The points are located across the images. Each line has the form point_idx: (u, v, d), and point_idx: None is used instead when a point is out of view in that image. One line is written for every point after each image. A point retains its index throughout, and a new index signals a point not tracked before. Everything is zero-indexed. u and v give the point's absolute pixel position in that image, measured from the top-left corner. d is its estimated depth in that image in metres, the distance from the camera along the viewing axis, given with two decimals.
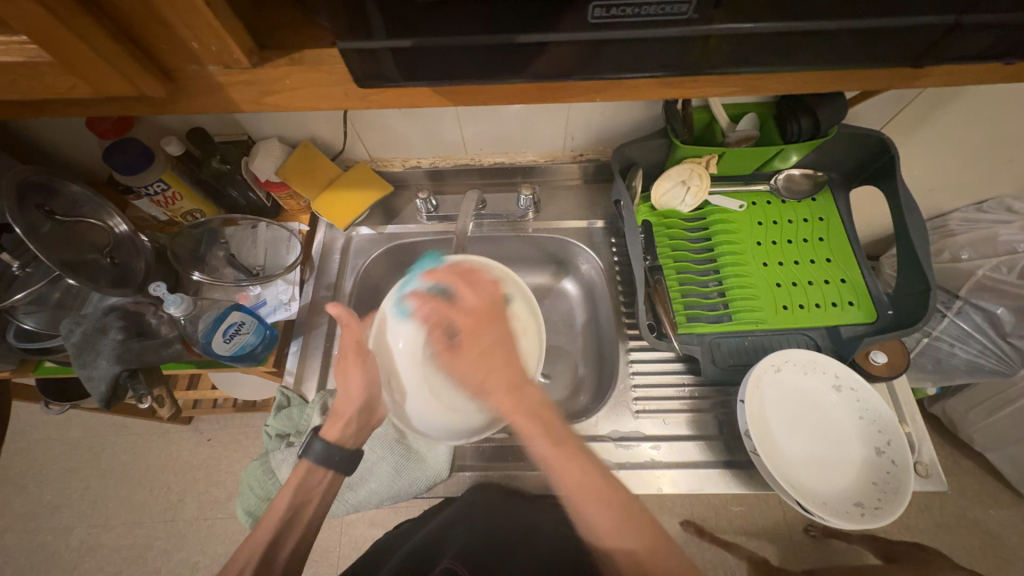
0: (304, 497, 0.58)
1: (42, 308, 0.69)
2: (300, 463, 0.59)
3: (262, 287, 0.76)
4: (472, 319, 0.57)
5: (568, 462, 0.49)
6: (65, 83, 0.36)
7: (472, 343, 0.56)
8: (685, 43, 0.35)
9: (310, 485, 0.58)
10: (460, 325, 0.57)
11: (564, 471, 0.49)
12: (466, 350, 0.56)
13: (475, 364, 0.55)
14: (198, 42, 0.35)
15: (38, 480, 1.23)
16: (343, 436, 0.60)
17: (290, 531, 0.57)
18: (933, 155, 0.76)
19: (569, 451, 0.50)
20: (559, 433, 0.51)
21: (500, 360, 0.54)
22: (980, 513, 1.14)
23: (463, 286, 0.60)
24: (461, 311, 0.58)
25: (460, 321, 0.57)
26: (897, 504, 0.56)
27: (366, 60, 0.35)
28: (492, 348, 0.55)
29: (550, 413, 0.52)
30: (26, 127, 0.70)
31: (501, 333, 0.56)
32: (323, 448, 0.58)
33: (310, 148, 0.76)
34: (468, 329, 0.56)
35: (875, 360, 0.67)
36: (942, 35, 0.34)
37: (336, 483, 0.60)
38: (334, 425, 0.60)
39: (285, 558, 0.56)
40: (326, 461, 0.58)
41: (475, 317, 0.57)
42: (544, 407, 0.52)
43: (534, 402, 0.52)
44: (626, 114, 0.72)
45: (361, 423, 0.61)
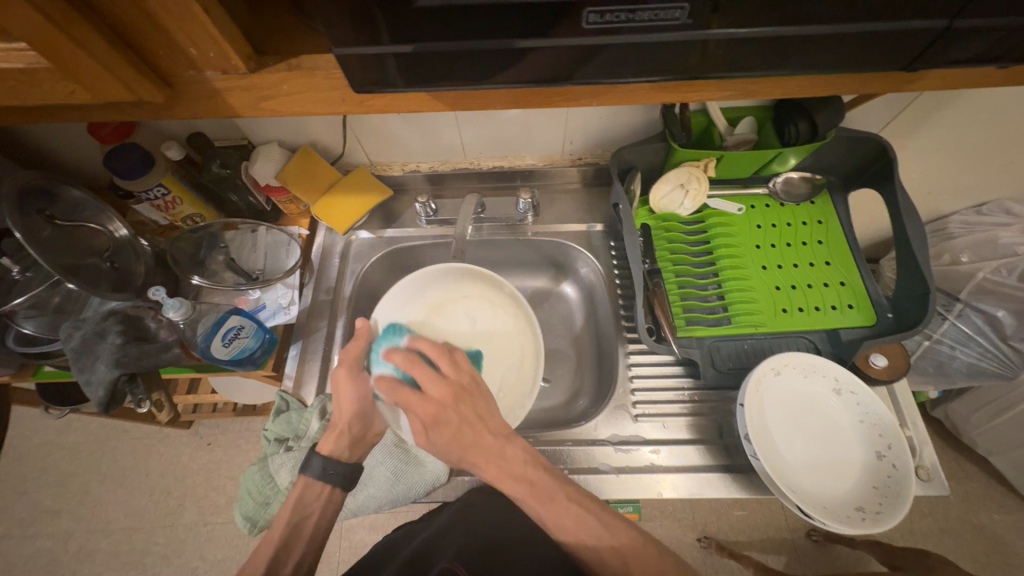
0: (304, 512, 0.57)
1: (42, 313, 0.69)
2: (298, 478, 0.58)
3: (262, 291, 0.76)
4: (435, 407, 0.53)
5: (560, 507, 0.51)
6: (64, 89, 0.36)
7: (442, 427, 0.53)
8: (680, 48, 0.35)
9: (308, 501, 0.58)
10: (425, 415, 0.53)
11: (560, 523, 0.50)
12: (437, 434, 0.53)
13: (450, 448, 0.53)
14: (196, 48, 0.35)
15: (38, 485, 1.23)
16: (338, 449, 0.59)
17: (290, 547, 0.56)
18: (932, 158, 0.76)
19: (567, 510, 0.50)
20: (550, 494, 0.51)
21: (475, 438, 0.52)
22: (983, 517, 1.13)
23: (422, 371, 0.55)
24: (424, 401, 0.53)
25: (424, 411, 0.53)
26: (898, 508, 0.56)
27: (365, 66, 0.35)
28: (464, 424, 0.53)
29: (537, 480, 0.52)
30: (27, 132, 0.70)
31: (472, 407, 0.54)
32: (320, 463, 0.58)
33: (309, 152, 0.76)
34: (434, 418, 0.53)
35: (875, 363, 0.67)
36: (938, 39, 0.34)
37: (335, 498, 0.60)
38: (329, 439, 0.59)
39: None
40: (324, 476, 0.58)
41: (438, 403, 0.53)
42: (528, 465, 0.52)
43: (519, 467, 0.52)
44: (624, 118, 0.72)
45: (355, 438, 0.60)
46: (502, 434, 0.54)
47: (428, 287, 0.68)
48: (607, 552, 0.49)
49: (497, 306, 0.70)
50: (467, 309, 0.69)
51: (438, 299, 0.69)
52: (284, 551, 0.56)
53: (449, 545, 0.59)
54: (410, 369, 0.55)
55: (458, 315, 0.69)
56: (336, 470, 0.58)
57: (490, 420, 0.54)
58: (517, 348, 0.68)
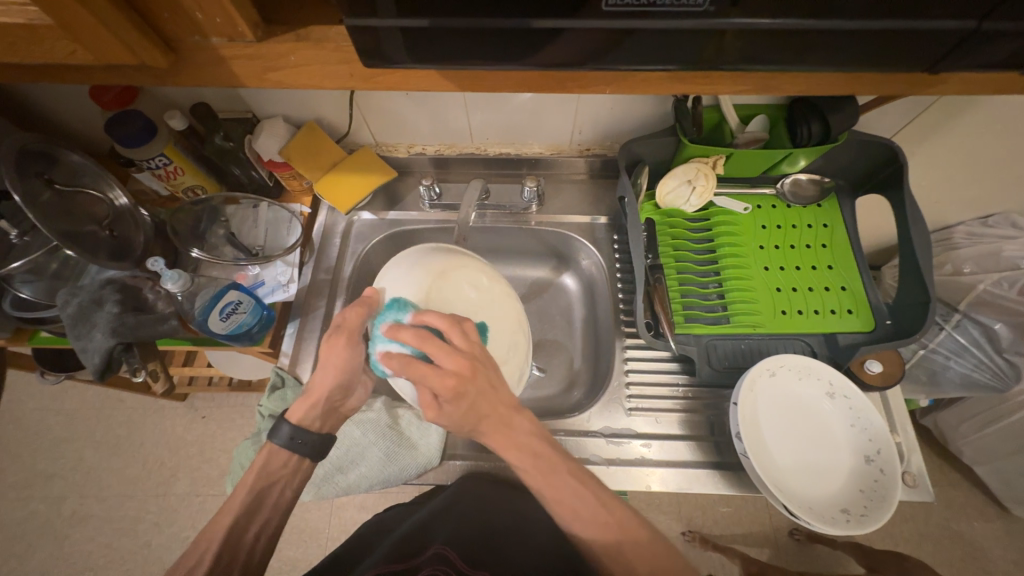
0: (270, 481, 0.57)
1: (39, 278, 0.68)
2: (264, 445, 0.58)
3: (262, 267, 0.76)
4: (457, 382, 0.46)
5: (562, 482, 0.51)
6: (65, 49, 0.35)
7: (460, 400, 0.47)
8: (699, 37, 0.34)
9: (272, 470, 0.57)
10: (441, 387, 0.46)
11: (563, 504, 0.50)
12: (453, 406, 0.47)
13: (463, 418, 0.47)
14: (202, 13, 0.35)
15: (32, 449, 1.24)
16: (307, 418, 0.58)
17: (250, 518, 0.55)
18: (942, 166, 0.76)
19: (566, 485, 0.51)
20: (557, 469, 0.51)
21: (490, 407, 0.48)
22: (965, 525, 1.15)
23: (434, 347, 0.47)
24: (444, 374, 0.46)
25: (442, 386, 0.46)
26: (883, 512, 0.56)
27: (374, 38, 0.35)
28: (484, 398, 0.48)
29: (544, 453, 0.51)
30: (28, 93, 0.69)
31: (488, 378, 0.48)
32: (289, 431, 0.57)
33: (315, 129, 0.75)
34: (455, 391, 0.46)
35: (869, 369, 0.67)
36: (961, 42, 0.33)
37: (300, 470, 0.59)
38: (300, 408, 0.58)
39: (247, 548, 0.54)
40: (291, 444, 0.57)
41: (458, 377, 0.46)
42: (534, 437, 0.51)
43: (527, 436, 0.51)
44: (634, 110, 0.71)
45: (328, 409, 0.59)
46: (512, 405, 0.50)
47: (428, 258, 0.62)
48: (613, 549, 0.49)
49: (490, 274, 0.64)
50: (472, 280, 0.62)
51: (442, 267, 0.61)
52: (246, 520, 0.55)
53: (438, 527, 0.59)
54: (423, 346, 0.47)
55: (465, 286, 0.61)
56: (303, 440, 0.58)
57: (502, 390, 0.50)
58: (508, 314, 0.63)
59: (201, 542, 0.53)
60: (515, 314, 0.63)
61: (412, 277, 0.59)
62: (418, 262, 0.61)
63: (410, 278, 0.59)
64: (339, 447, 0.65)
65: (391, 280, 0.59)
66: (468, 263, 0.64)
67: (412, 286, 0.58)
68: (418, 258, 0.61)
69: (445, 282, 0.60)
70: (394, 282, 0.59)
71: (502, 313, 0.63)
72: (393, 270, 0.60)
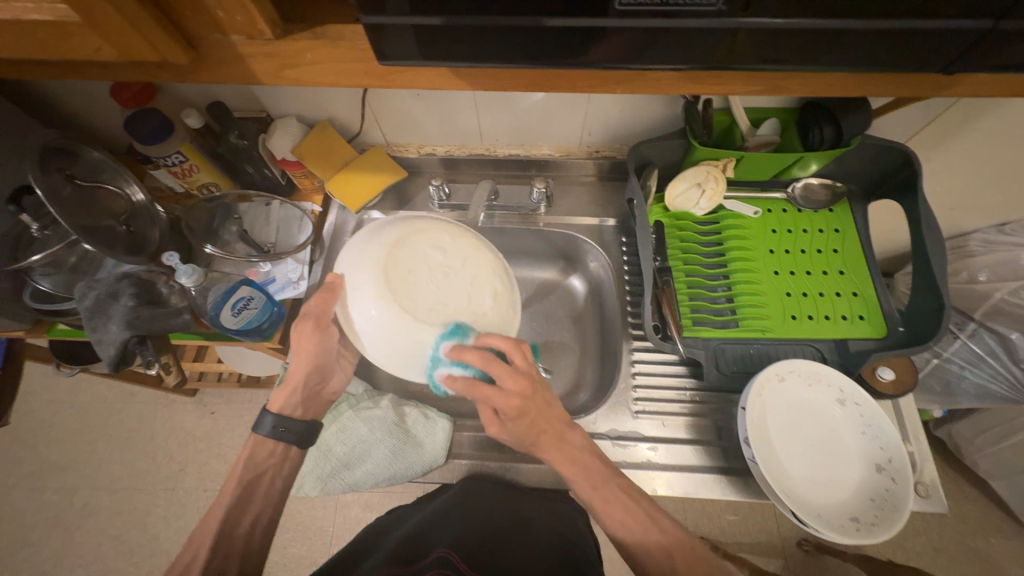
0: (258, 470, 0.58)
1: (57, 271, 0.70)
2: (248, 437, 0.59)
3: (272, 265, 0.77)
4: (521, 403, 0.49)
5: (604, 490, 0.51)
6: (91, 45, 0.36)
7: (523, 418, 0.50)
8: (713, 36, 0.34)
9: (260, 461, 0.58)
10: (507, 408, 0.48)
11: (607, 511, 0.51)
12: (516, 424, 0.50)
13: (524, 434, 0.51)
14: (223, 12, 0.35)
15: (46, 441, 1.26)
16: (290, 406, 0.61)
17: (241, 513, 0.56)
18: (958, 172, 0.75)
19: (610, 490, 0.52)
20: (597, 476, 0.52)
21: (545, 423, 0.51)
22: (980, 540, 1.12)
23: (502, 372, 0.47)
24: (509, 397, 0.48)
25: (508, 408, 0.48)
26: (894, 522, 0.55)
27: (389, 36, 0.35)
28: (542, 415, 0.51)
29: (593, 466, 0.52)
30: (52, 91, 0.71)
31: (544, 396, 0.52)
32: (273, 420, 0.59)
33: (327, 128, 0.76)
34: (519, 412, 0.49)
35: (881, 377, 0.66)
36: (977, 41, 0.33)
37: (289, 459, 0.61)
38: (281, 396, 0.60)
39: (240, 544, 0.55)
40: (276, 433, 0.59)
41: (523, 399, 0.49)
42: (584, 450, 0.53)
43: (577, 449, 0.53)
44: (644, 113, 0.71)
45: (309, 394, 0.62)
46: (564, 420, 0.53)
47: (380, 230, 0.53)
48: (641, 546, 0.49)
49: (456, 232, 0.53)
50: (434, 242, 0.52)
51: (395, 235, 0.51)
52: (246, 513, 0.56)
53: (443, 526, 0.59)
54: (489, 369, 0.47)
55: (426, 249, 0.51)
56: (288, 428, 0.59)
57: (555, 405, 0.53)
58: (489, 266, 0.53)
59: (194, 540, 0.54)
60: (494, 269, 0.54)
61: (367, 257, 0.51)
62: (371, 236, 0.53)
63: (364, 254, 0.51)
64: (344, 443, 0.66)
65: (349, 263, 0.52)
66: (425, 226, 0.53)
67: (369, 268, 0.50)
68: (373, 233, 0.53)
69: (400, 253, 0.50)
70: (352, 262, 0.52)
71: (475, 273, 0.51)
72: (350, 253, 0.53)
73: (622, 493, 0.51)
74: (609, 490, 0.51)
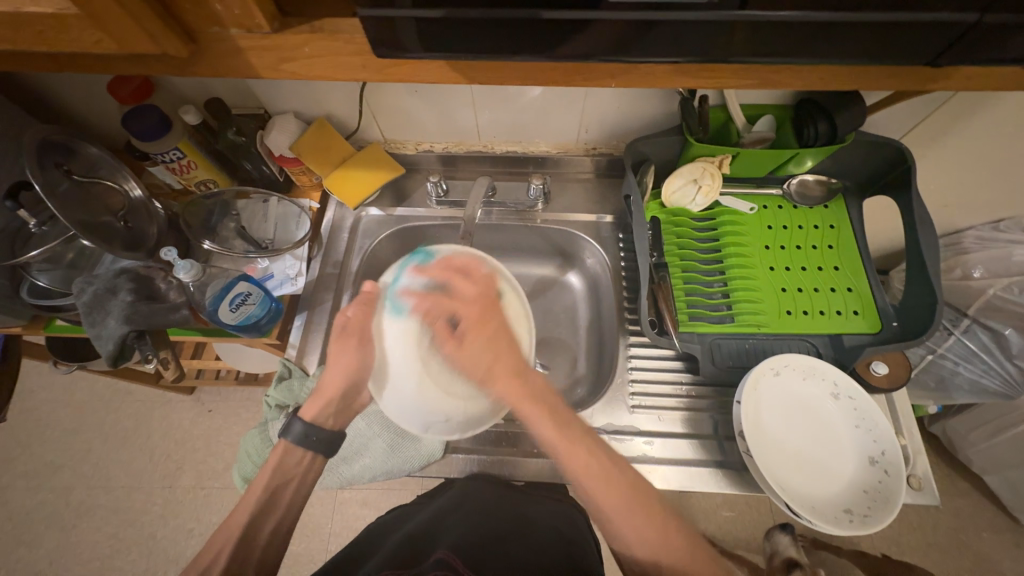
0: (284, 479, 0.58)
1: (55, 267, 0.71)
2: (278, 443, 0.58)
3: (270, 261, 0.77)
4: (479, 309, 0.55)
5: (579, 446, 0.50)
6: (91, 37, 0.36)
7: (482, 327, 0.54)
8: (707, 29, 0.35)
9: (289, 467, 0.58)
10: (468, 310, 0.55)
11: (570, 451, 0.50)
12: (472, 340, 0.53)
13: (484, 355, 0.53)
14: (222, 5, 0.36)
15: (42, 440, 1.26)
16: (321, 416, 0.59)
17: (268, 516, 0.56)
18: (953, 168, 0.75)
19: (586, 459, 0.50)
20: (568, 424, 0.51)
21: (506, 349, 0.53)
22: (974, 536, 1.13)
23: (462, 279, 0.58)
24: (467, 300, 0.56)
25: (468, 311, 0.55)
26: (887, 513, 0.56)
27: (387, 29, 0.35)
28: (502, 338, 0.54)
29: (557, 405, 0.51)
30: (51, 88, 0.72)
31: (500, 321, 0.55)
32: (302, 428, 0.58)
33: (325, 125, 0.76)
34: (478, 318, 0.54)
35: (875, 371, 0.67)
36: (963, 34, 0.34)
37: (314, 468, 0.60)
38: (313, 405, 0.59)
39: (263, 545, 0.55)
40: (305, 442, 0.58)
41: (482, 307, 0.55)
42: (544, 388, 0.52)
43: (538, 387, 0.52)
44: (640, 110, 0.71)
45: (342, 405, 0.60)
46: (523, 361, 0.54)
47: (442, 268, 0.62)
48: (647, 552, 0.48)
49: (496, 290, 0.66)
50: None
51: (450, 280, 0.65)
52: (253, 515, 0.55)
53: (444, 521, 0.59)
54: (449, 279, 0.58)
55: None
56: (317, 436, 0.58)
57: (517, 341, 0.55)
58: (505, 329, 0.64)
59: (217, 540, 0.54)
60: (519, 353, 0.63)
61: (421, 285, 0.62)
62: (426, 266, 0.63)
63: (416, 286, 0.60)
64: (342, 438, 0.67)
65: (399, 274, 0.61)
66: None
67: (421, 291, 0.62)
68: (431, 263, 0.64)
69: None
70: (400, 279, 0.61)
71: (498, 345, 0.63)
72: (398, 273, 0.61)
73: (588, 442, 0.51)
74: (593, 443, 0.51)
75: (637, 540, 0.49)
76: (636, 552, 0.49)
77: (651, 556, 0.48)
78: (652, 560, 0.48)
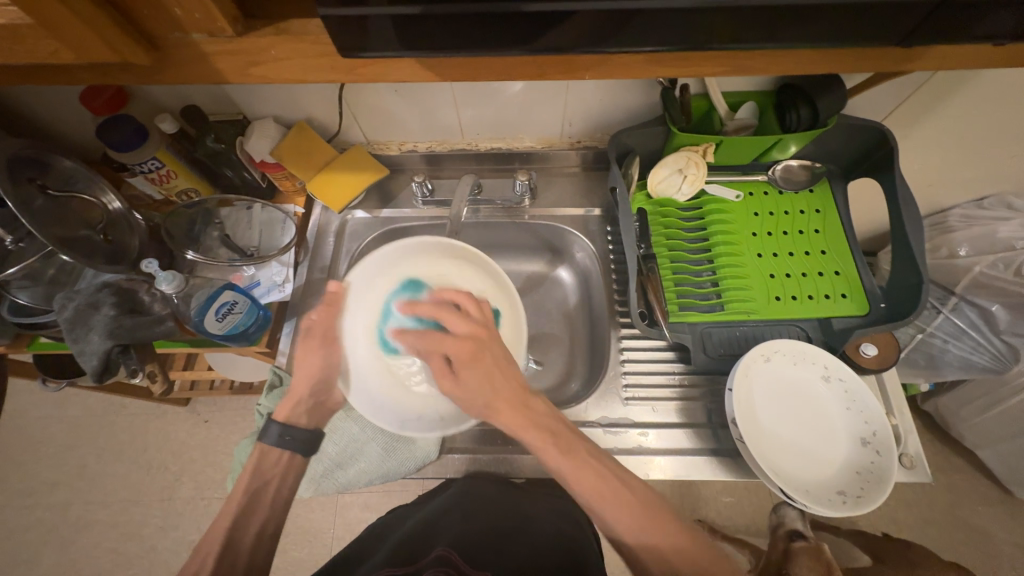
0: (263, 480, 0.58)
1: (36, 284, 0.69)
2: (254, 446, 0.59)
3: (256, 268, 0.76)
4: (472, 346, 0.52)
5: (581, 460, 0.51)
6: (49, 49, 0.36)
7: (478, 366, 0.52)
8: (678, 16, 0.34)
9: (266, 468, 0.58)
10: (460, 350, 0.52)
11: (580, 478, 0.50)
12: (467, 375, 0.52)
13: (481, 387, 0.51)
14: (181, 9, 0.35)
15: (35, 458, 1.24)
16: (295, 415, 0.60)
17: (249, 517, 0.56)
18: (935, 148, 0.76)
19: (586, 464, 0.51)
20: (570, 446, 0.51)
21: (506, 383, 0.52)
22: (969, 510, 1.14)
23: (451, 316, 0.55)
24: (459, 342, 0.52)
25: (460, 351, 0.52)
26: (880, 492, 0.57)
27: (356, 28, 0.35)
28: (496, 369, 0.52)
29: (562, 433, 0.52)
30: (22, 102, 0.70)
31: (498, 355, 0.53)
32: (278, 430, 0.59)
33: (306, 129, 0.75)
34: (469, 356, 0.52)
35: (864, 353, 0.68)
36: (935, 12, 0.33)
37: (294, 467, 0.60)
38: (286, 406, 0.60)
39: (249, 546, 0.55)
40: (282, 442, 0.59)
41: (474, 342, 0.53)
42: (552, 424, 0.52)
43: (544, 419, 0.52)
44: (622, 101, 0.71)
45: (314, 404, 0.61)
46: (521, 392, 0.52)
47: (398, 263, 0.67)
48: (651, 546, 0.48)
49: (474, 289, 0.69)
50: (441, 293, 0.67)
51: (412, 276, 0.68)
52: (245, 519, 0.56)
53: (442, 521, 0.59)
54: (440, 318, 0.56)
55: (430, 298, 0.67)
56: (293, 436, 0.59)
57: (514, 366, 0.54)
58: None
59: (201, 549, 0.53)
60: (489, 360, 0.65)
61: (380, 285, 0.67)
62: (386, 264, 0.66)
63: (376, 284, 0.66)
64: (336, 443, 0.66)
65: (358, 278, 0.64)
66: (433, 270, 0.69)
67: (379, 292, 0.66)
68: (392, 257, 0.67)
69: (412, 291, 0.67)
70: (360, 281, 0.65)
71: None
72: (360, 271, 0.64)
73: (589, 456, 0.52)
74: (597, 464, 0.51)
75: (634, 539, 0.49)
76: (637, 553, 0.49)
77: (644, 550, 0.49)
78: (647, 553, 0.48)
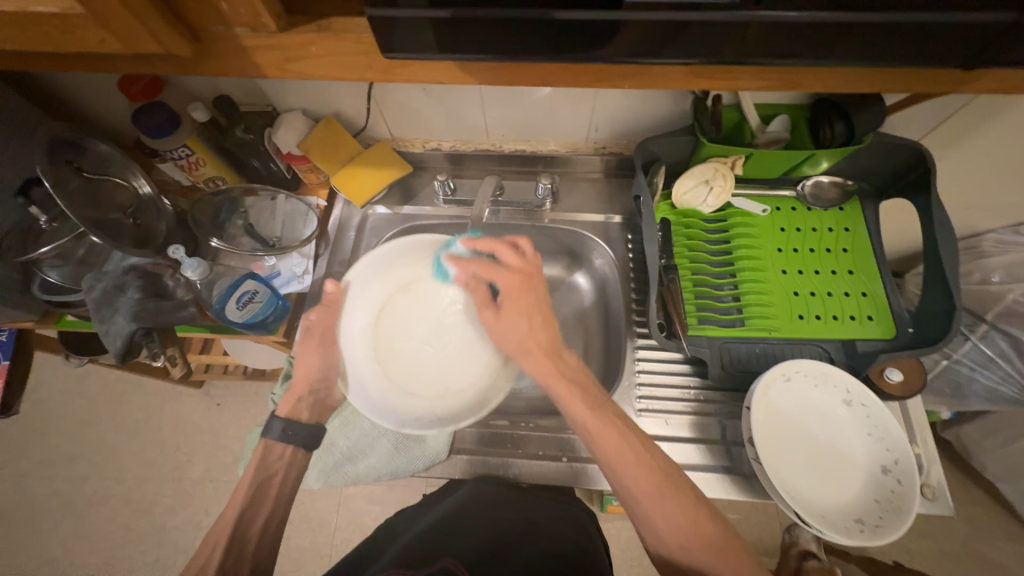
0: (267, 474, 0.59)
1: (66, 263, 0.71)
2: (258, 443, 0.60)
3: (277, 259, 0.78)
4: (520, 278, 0.59)
5: (608, 425, 0.54)
6: (96, 37, 0.36)
7: (519, 299, 0.59)
8: (721, 30, 0.34)
9: (270, 462, 0.60)
10: (510, 282, 0.59)
11: (604, 436, 0.53)
12: (511, 309, 0.60)
13: (518, 326, 0.59)
14: (226, 3, 0.35)
15: (56, 431, 1.28)
16: (296, 411, 0.64)
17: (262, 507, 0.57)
18: (973, 171, 0.73)
19: (610, 426, 0.53)
20: (597, 397, 0.56)
21: (541, 322, 0.59)
22: (987, 545, 1.11)
23: (503, 248, 0.60)
24: (508, 275, 0.59)
25: (507, 283, 0.59)
26: (901, 522, 0.55)
27: (397, 29, 0.35)
28: (536, 307, 0.59)
29: (588, 386, 0.57)
30: (61, 85, 0.72)
31: (537, 293, 0.60)
32: (281, 425, 0.61)
33: (334, 123, 0.76)
34: (519, 286, 0.59)
35: (890, 378, 0.65)
36: (994, 34, 0.32)
37: (297, 461, 0.62)
38: (287, 403, 0.64)
39: (258, 535, 0.56)
40: (285, 436, 0.61)
41: (522, 275, 0.60)
42: (580, 378, 0.58)
43: (573, 372, 0.58)
44: (650, 108, 0.70)
45: (313, 400, 0.65)
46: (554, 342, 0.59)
47: (395, 265, 0.69)
48: (678, 544, 0.49)
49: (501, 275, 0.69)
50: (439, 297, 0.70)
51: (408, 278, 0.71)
52: (251, 513, 0.57)
53: (451, 524, 0.59)
54: (494, 250, 0.61)
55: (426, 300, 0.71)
56: (295, 430, 0.61)
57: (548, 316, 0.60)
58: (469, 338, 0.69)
59: (210, 538, 0.54)
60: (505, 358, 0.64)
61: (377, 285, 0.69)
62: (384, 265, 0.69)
63: (372, 284, 0.68)
64: (348, 437, 0.67)
65: (356, 275, 0.66)
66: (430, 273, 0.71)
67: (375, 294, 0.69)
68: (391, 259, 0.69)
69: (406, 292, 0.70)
70: (359, 281, 0.67)
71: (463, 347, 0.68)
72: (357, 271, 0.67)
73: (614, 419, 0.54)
74: (619, 425, 0.54)
75: (671, 531, 0.49)
76: (667, 540, 0.49)
77: (680, 543, 0.49)
78: (677, 543, 0.49)
